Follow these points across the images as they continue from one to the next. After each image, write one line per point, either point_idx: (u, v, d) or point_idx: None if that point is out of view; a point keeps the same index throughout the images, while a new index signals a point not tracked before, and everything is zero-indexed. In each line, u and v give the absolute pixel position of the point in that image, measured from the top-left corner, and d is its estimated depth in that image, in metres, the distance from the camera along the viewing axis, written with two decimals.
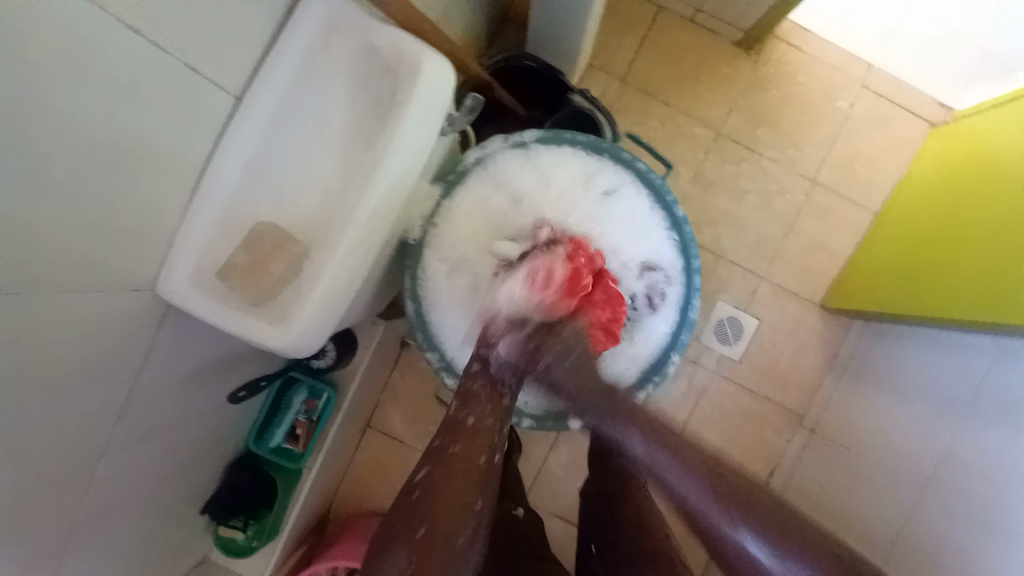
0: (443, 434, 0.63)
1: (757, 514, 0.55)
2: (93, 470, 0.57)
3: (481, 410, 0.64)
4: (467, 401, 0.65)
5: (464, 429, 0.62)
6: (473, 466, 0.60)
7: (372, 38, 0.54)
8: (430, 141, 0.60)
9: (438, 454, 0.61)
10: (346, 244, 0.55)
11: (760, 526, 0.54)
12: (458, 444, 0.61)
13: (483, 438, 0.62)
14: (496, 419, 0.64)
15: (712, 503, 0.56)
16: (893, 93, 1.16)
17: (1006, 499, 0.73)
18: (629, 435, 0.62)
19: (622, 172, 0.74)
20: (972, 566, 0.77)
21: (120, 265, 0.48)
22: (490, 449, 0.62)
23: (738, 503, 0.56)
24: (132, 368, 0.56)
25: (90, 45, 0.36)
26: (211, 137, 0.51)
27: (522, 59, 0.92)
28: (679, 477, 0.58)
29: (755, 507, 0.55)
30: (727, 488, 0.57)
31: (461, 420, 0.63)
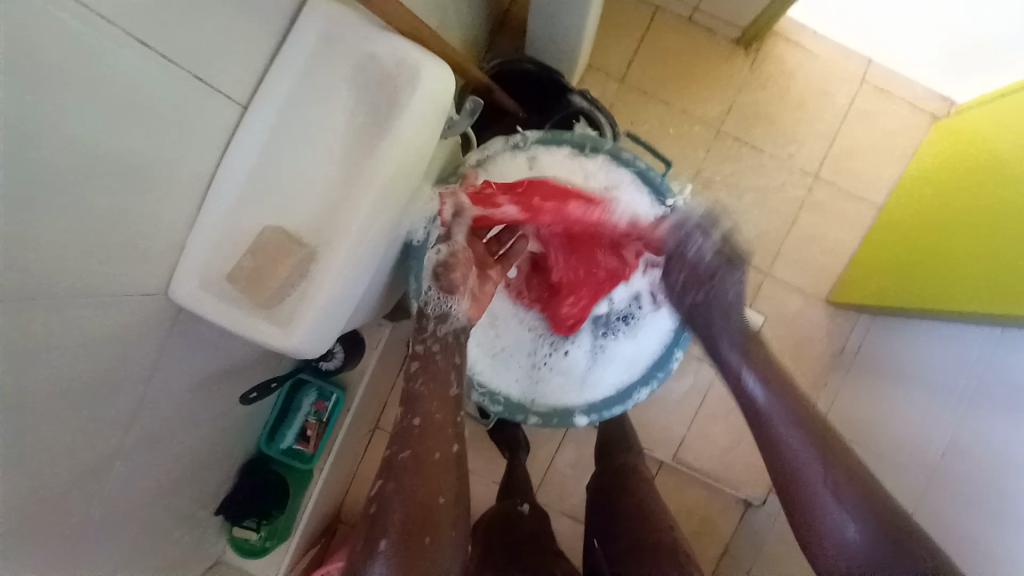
0: (394, 441, 0.61)
1: (825, 448, 0.59)
2: (104, 470, 0.59)
3: (430, 407, 0.62)
4: (413, 403, 0.63)
5: (414, 430, 0.61)
6: (433, 464, 0.58)
7: (372, 48, 0.55)
8: (428, 143, 0.61)
9: (396, 463, 0.58)
10: (351, 245, 0.57)
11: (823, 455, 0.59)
12: (409, 448, 0.59)
13: (438, 434, 0.61)
14: (445, 413, 0.63)
15: (787, 425, 0.61)
16: (893, 87, 1.16)
17: (1011, 488, 0.72)
18: (733, 360, 0.68)
19: (621, 170, 0.75)
20: (975, 548, 0.74)
21: (130, 273, 0.50)
22: (449, 442, 0.61)
23: (811, 433, 0.60)
24: (143, 371, 0.57)
25: (96, 58, 0.37)
26: (217, 146, 0.53)
27: (522, 61, 0.94)
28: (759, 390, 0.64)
29: (825, 443, 0.60)
30: (806, 417, 0.62)
31: (409, 422, 0.62)
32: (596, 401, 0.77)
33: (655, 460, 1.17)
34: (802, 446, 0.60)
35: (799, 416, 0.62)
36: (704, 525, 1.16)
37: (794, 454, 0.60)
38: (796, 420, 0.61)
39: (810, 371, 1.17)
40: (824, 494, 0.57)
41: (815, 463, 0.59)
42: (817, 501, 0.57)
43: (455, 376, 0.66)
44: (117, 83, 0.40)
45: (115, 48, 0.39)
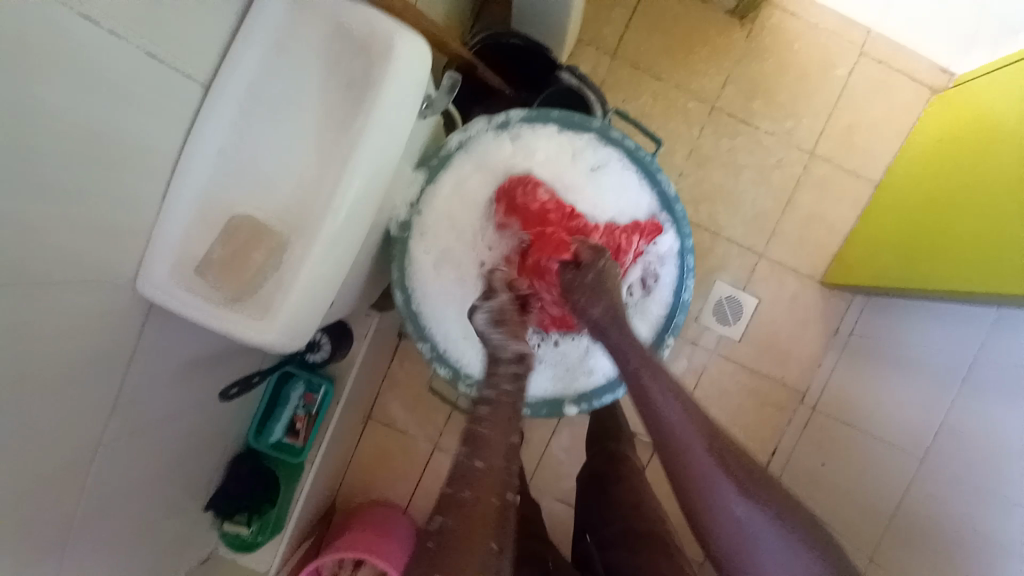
0: (452, 481, 0.56)
1: (764, 492, 0.58)
2: (87, 468, 0.57)
3: (494, 452, 0.56)
4: (474, 443, 0.57)
5: (474, 474, 0.55)
6: (491, 510, 0.53)
7: (344, 17, 0.51)
8: (409, 121, 0.57)
9: (451, 504, 0.54)
10: (327, 230, 0.53)
11: (757, 496, 0.57)
12: (471, 490, 0.54)
13: (496, 480, 0.56)
14: (506, 458, 0.57)
15: (723, 473, 0.58)
16: (891, 58, 1.13)
17: (1007, 468, 0.74)
18: (661, 405, 0.60)
19: (610, 150, 0.72)
20: (972, 531, 0.77)
21: (94, 263, 0.47)
22: (504, 491, 0.56)
23: (748, 478, 0.58)
24: (117, 366, 0.55)
25: (41, 24, 0.34)
26: (181, 127, 0.50)
27: (507, 36, 0.89)
28: (697, 445, 0.58)
29: (758, 485, 0.58)
30: (740, 461, 0.59)
31: (471, 463, 0.56)
32: (587, 390, 0.74)
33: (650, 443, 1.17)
34: (737, 495, 0.57)
35: (733, 464, 0.58)
36: None
37: (718, 493, 0.57)
38: (733, 469, 0.58)
39: (804, 351, 1.16)
40: (762, 535, 0.56)
41: (751, 503, 0.57)
42: (759, 546, 0.56)
43: (515, 429, 0.60)
44: (67, 58, 0.37)
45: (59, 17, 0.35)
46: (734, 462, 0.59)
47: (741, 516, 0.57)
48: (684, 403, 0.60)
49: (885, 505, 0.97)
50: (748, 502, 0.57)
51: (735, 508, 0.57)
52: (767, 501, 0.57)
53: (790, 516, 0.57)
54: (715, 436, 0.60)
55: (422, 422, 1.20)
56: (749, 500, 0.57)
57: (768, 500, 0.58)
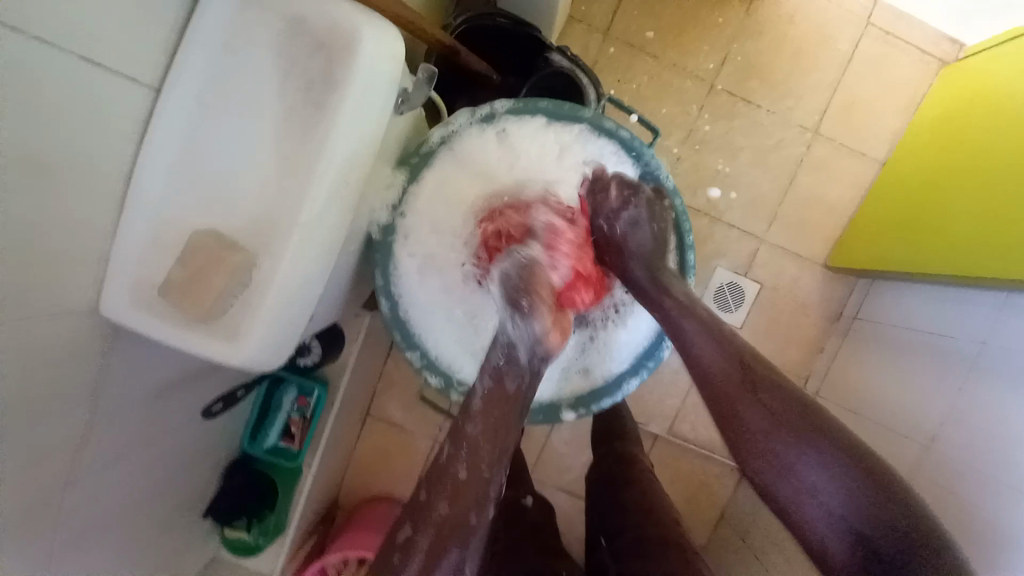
0: (448, 444, 0.56)
1: (807, 426, 0.50)
2: (66, 496, 0.55)
3: (488, 422, 0.56)
4: (460, 445, 0.55)
5: (454, 482, 0.53)
6: (465, 523, 0.52)
7: (300, 9, 0.47)
8: (380, 122, 0.54)
9: (441, 466, 0.55)
10: (297, 245, 0.50)
11: (806, 438, 0.49)
12: (463, 459, 0.55)
13: (477, 492, 0.53)
14: (493, 471, 0.55)
15: (758, 412, 0.52)
16: (899, 29, 1.07)
17: (1015, 451, 0.70)
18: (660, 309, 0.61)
19: (603, 142, 0.68)
20: (973, 518, 0.72)
21: (49, 293, 0.44)
22: (483, 506, 0.53)
23: (783, 411, 0.51)
24: (88, 391, 0.52)
25: None
26: (130, 138, 0.46)
27: (494, 17, 0.83)
28: (718, 360, 0.55)
29: (802, 417, 0.50)
30: (775, 393, 0.52)
31: (466, 429, 0.56)
32: (585, 394, 0.72)
33: (651, 435, 1.15)
34: (781, 436, 0.50)
35: (768, 395, 0.52)
36: (701, 493, 1.16)
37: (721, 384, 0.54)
38: (766, 401, 0.52)
39: (806, 337, 1.14)
40: (810, 482, 0.48)
41: (803, 447, 0.49)
42: (804, 487, 0.48)
43: (510, 432, 0.57)
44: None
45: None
46: (765, 392, 0.52)
47: (782, 456, 0.50)
48: (704, 332, 0.57)
49: None
50: (794, 443, 0.49)
51: (772, 445, 0.50)
52: (813, 443, 0.49)
53: (819, 431, 0.49)
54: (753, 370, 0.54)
55: (419, 419, 1.18)
56: (794, 439, 0.49)
57: (824, 445, 0.48)
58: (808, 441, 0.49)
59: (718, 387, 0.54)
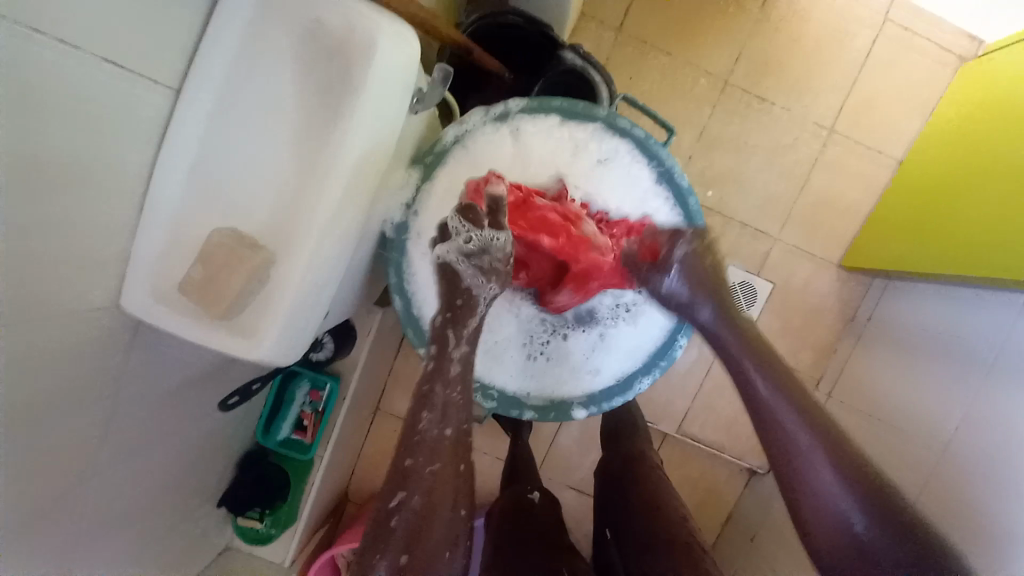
0: (412, 451, 0.53)
1: (847, 459, 0.50)
2: (87, 486, 0.57)
3: (456, 418, 0.56)
4: (431, 408, 0.55)
5: (434, 444, 0.54)
6: (450, 475, 0.53)
7: (317, 10, 0.47)
8: (396, 121, 0.54)
9: (413, 478, 0.52)
10: (316, 243, 0.51)
11: (846, 469, 0.49)
12: (437, 462, 0.53)
13: (454, 445, 0.55)
14: (463, 421, 0.57)
15: (811, 438, 0.51)
16: (918, 25, 1.05)
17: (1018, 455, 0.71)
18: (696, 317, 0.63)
19: (618, 140, 0.68)
20: (982, 518, 0.72)
21: (73, 291, 0.45)
22: (463, 454, 0.55)
23: (830, 442, 0.51)
24: (110, 385, 0.54)
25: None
26: (151, 138, 0.47)
27: (506, 14, 0.83)
28: (769, 391, 0.55)
29: (850, 454, 0.50)
30: (826, 429, 0.52)
31: (436, 432, 0.54)
32: (595, 393, 0.72)
33: (660, 434, 1.15)
34: (824, 464, 0.50)
35: (817, 424, 0.52)
36: (709, 493, 1.16)
37: (773, 409, 0.54)
38: (814, 428, 0.52)
39: (818, 338, 1.13)
40: (840, 507, 0.48)
41: (841, 476, 0.49)
42: (835, 513, 0.48)
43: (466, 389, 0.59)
44: (13, 82, 0.34)
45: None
46: (816, 423, 0.52)
47: (822, 480, 0.50)
48: (757, 357, 0.57)
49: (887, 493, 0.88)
50: (835, 472, 0.49)
51: (812, 469, 0.50)
52: (853, 475, 0.49)
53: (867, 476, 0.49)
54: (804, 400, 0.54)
55: None
56: (835, 471, 0.49)
57: (863, 479, 0.48)
58: (849, 475, 0.49)
59: (768, 408, 0.55)
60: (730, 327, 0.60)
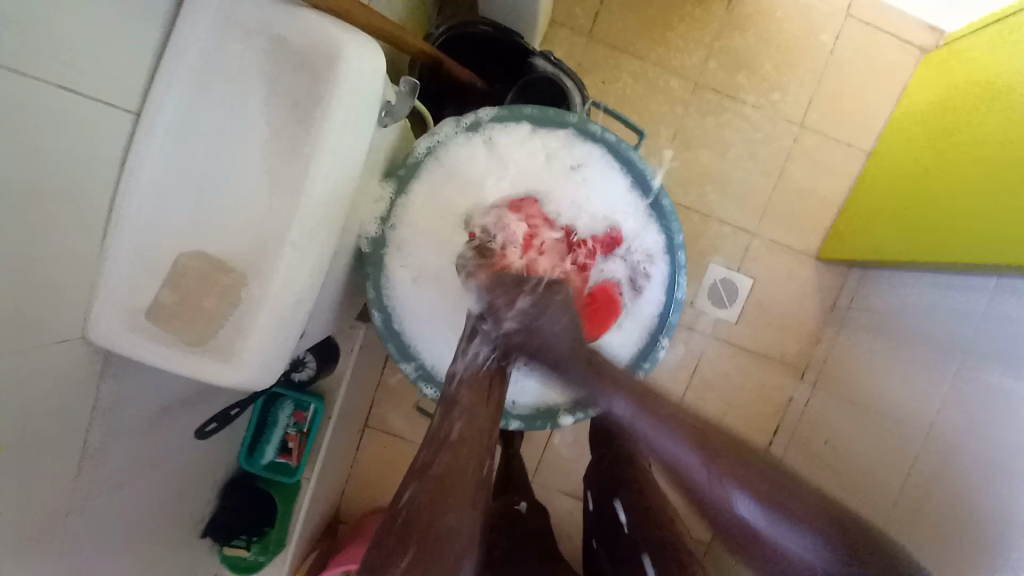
0: (427, 445, 0.56)
1: (771, 489, 0.50)
2: (65, 526, 0.54)
3: (469, 419, 0.58)
4: (446, 438, 0.56)
5: (440, 473, 0.53)
6: (453, 511, 0.51)
7: (282, 28, 0.47)
8: (366, 135, 0.54)
9: (423, 472, 0.54)
10: (287, 262, 0.50)
11: (758, 487, 0.50)
12: (447, 454, 0.55)
13: (461, 476, 0.54)
14: (476, 459, 0.55)
15: (726, 475, 0.51)
16: (879, 20, 1.08)
17: (1012, 434, 0.69)
18: (610, 403, 0.60)
19: (590, 145, 0.68)
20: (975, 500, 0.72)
21: (39, 324, 0.43)
22: (481, 458, 0.56)
23: (753, 478, 0.50)
24: (83, 419, 0.52)
25: None
26: (114, 163, 0.46)
27: (477, 25, 0.83)
28: (668, 445, 0.54)
29: (774, 488, 0.50)
30: (742, 462, 0.52)
31: (447, 430, 0.57)
32: None
33: None
34: (736, 489, 0.50)
35: (738, 466, 0.51)
36: None
37: (678, 465, 0.53)
38: (735, 472, 0.51)
39: (802, 330, 1.15)
40: (793, 550, 0.47)
41: (770, 510, 0.49)
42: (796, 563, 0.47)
43: (492, 402, 0.60)
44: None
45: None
46: (735, 465, 0.51)
47: (758, 524, 0.49)
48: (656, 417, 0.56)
49: (892, 488, 0.87)
50: (770, 517, 0.49)
51: (747, 516, 0.50)
52: (789, 507, 0.48)
53: (797, 502, 0.49)
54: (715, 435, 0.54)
55: (419, 427, 1.18)
56: (766, 506, 0.49)
57: (774, 491, 0.50)
58: (779, 506, 0.49)
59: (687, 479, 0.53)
60: (634, 402, 0.58)
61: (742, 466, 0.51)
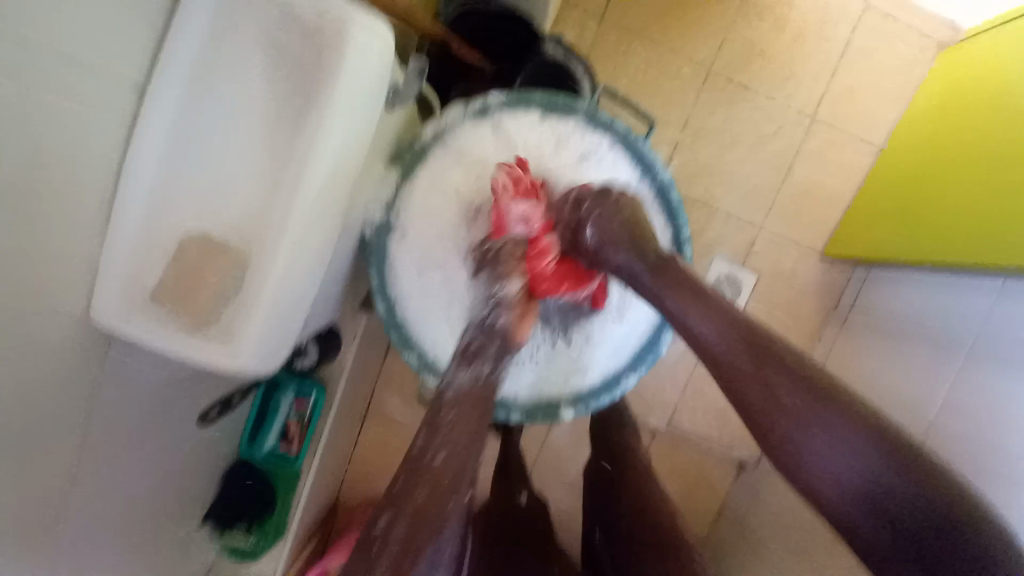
0: (408, 466, 0.52)
1: (820, 397, 0.42)
2: (65, 506, 0.54)
3: (455, 439, 0.53)
4: (438, 432, 0.53)
5: (433, 469, 0.51)
6: (444, 505, 0.50)
7: (290, 4, 0.46)
8: (371, 118, 0.52)
9: (402, 498, 0.50)
10: (285, 246, 0.49)
11: (793, 387, 0.43)
12: (428, 481, 0.50)
13: (453, 476, 0.51)
14: (470, 452, 0.53)
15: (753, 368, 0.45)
16: (896, 14, 1.06)
17: (1018, 426, 0.68)
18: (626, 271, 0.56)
19: (601, 135, 0.67)
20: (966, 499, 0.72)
21: (41, 301, 0.43)
22: (467, 476, 0.52)
23: (798, 383, 0.43)
24: (82, 399, 0.51)
25: None
26: (118, 142, 0.45)
27: (486, 9, 0.81)
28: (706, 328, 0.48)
29: (817, 390, 0.42)
30: (784, 363, 0.44)
31: (431, 451, 0.52)
32: (583, 390, 0.71)
33: (652, 427, 1.15)
34: (763, 387, 0.44)
35: (779, 366, 0.44)
36: (703, 484, 1.16)
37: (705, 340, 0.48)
38: (774, 371, 0.44)
39: (805, 327, 1.14)
40: (821, 456, 0.40)
41: (821, 418, 0.41)
42: (813, 469, 0.41)
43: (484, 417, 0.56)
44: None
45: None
46: (775, 368, 0.44)
47: (800, 429, 0.42)
48: (699, 308, 0.49)
49: None
50: (810, 426, 0.41)
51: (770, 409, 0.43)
52: (838, 417, 0.41)
53: (833, 411, 0.41)
54: (751, 334, 0.47)
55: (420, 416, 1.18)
56: (817, 412, 0.41)
57: (811, 397, 0.42)
58: (829, 416, 0.41)
59: (728, 372, 0.46)
60: (674, 289, 0.52)
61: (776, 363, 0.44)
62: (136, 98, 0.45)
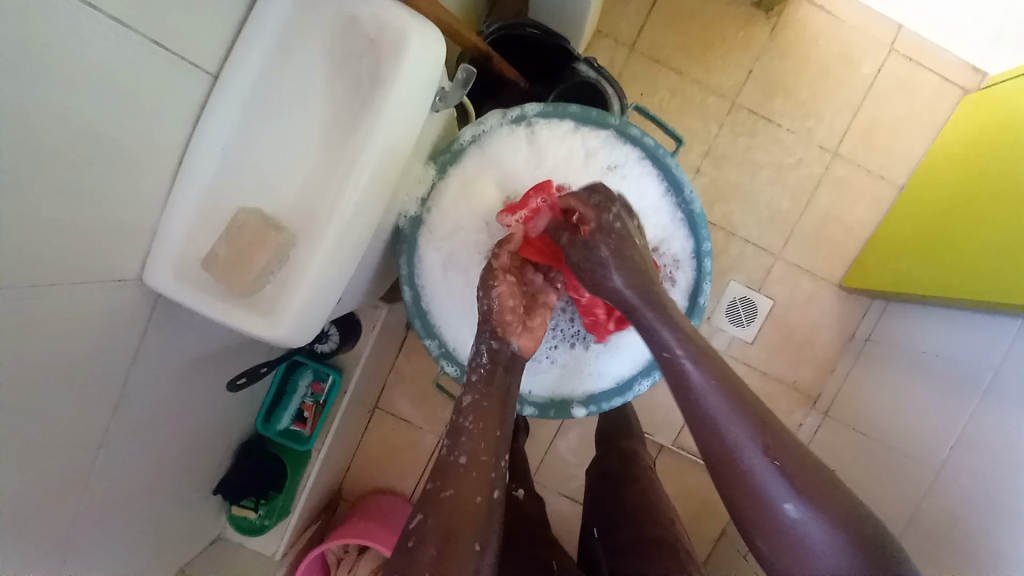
0: (433, 477, 0.54)
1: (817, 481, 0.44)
2: (96, 458, 0.58)
3: (474, 446, 0.55)
4: (459, 438, 0.56)
5: (457, 469, 0.53)
6: (472, 505, 0.50)
7: (353, 11, 0.51)
8: (417, 117, 0.56)
9: (430, 501, 0.51)
10: (333, 230, 0.53)
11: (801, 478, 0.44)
12: (452, 487, 0.51)
13: (479, 472, 0.53)
14: (491, 455, 0.55)
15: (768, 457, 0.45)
16: (923, 56, 1.08)
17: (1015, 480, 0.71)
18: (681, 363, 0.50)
19: (628, 149, 0.71)
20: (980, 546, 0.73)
21: (102, 259, 0.47)
22: (490, 487, 0.52)
23: (801, 469, 0.45)
24: (125, 357, 0.55)
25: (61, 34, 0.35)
26: (189, 122, 0.50)
27: (524, 27, 0.86)
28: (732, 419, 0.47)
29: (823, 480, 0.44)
30: (792, 451, 0.46)
31: (452, 458, 0.54)
32: (595, 392, 0.74)
33: (656, 445, 1.16)
34: (777, 474, 0.45)
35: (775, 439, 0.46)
36: (706, 507, 1.16)
37: (726, 427, 0.47)
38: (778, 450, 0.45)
39: (818, 358, 1.14)
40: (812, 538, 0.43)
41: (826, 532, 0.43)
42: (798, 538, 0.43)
43: (501, 429, 0.58)
44: (61, 57, 0.36)
45: (36, 6, 0.33)
46: (802, 475, 0.44)
47: (801, 533, 0.43)
48: (739, 408, 0.47)
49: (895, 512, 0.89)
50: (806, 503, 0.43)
51: (775, 496, 0.44)
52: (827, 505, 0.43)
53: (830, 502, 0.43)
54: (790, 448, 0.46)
55: (428, 414, 1.20)
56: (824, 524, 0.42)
57: (822, 498, 0.43)
58: (840, 529, 0.42)
59: (750, 484, 0.45)
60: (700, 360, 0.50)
61: (796, 467, 0.45)
62: (207, 86, 0.50)
